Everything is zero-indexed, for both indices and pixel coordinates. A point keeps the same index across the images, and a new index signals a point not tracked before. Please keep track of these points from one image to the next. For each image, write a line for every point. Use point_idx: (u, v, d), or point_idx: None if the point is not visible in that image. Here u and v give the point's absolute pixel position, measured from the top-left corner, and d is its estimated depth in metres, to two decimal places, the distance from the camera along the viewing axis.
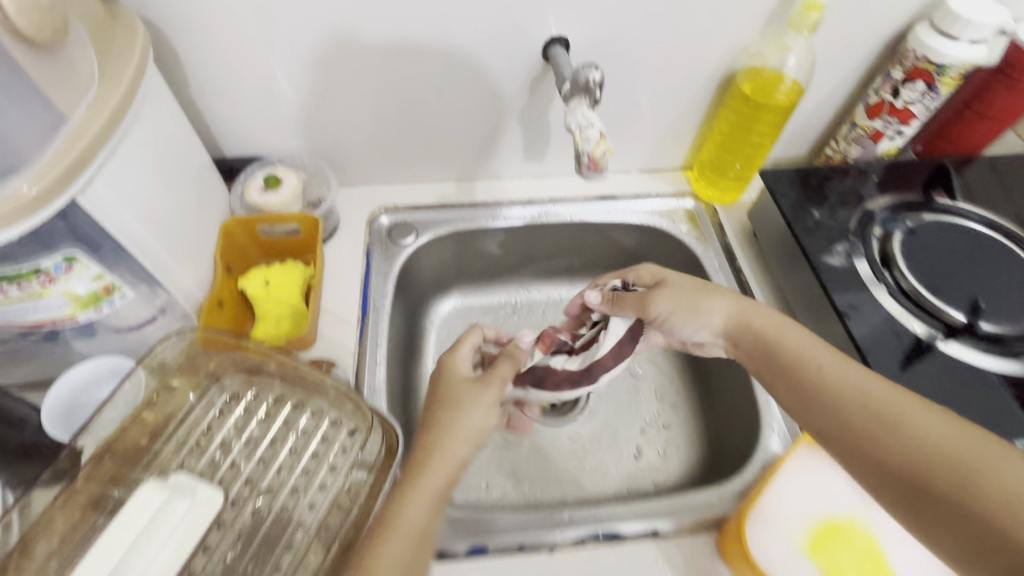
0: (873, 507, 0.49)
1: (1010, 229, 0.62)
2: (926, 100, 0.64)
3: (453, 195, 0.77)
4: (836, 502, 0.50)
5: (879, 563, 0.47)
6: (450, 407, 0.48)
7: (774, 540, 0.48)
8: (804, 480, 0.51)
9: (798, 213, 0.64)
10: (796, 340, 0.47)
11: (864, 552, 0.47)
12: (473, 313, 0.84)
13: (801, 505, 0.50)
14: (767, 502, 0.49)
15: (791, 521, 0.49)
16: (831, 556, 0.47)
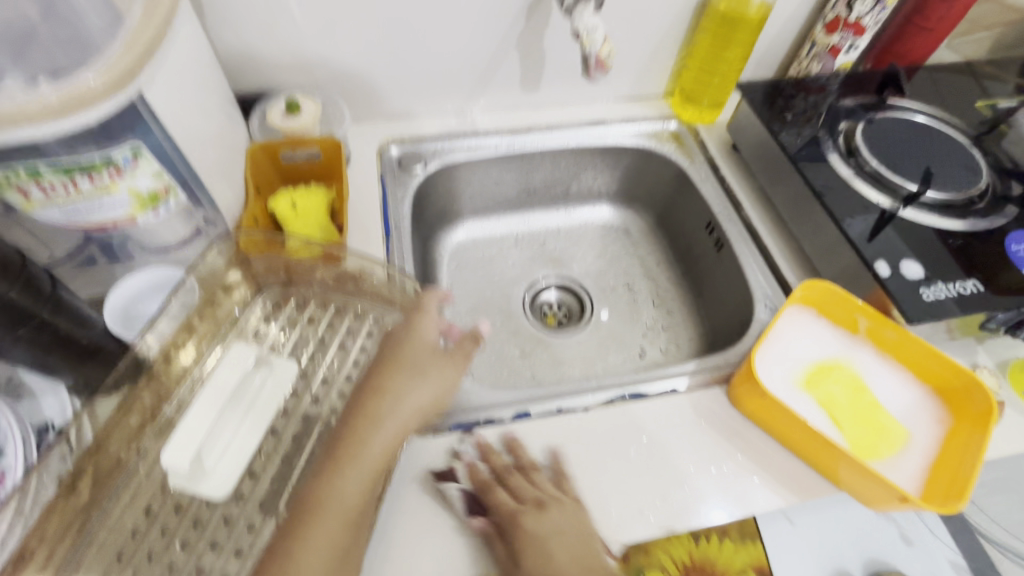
0: (853, 350, 0.57)
1: (951, 119, 0.72)
2: (875, 12, 0.73)
3: (455, 127, 0.82)
4: (825, 348, 0.57)
5: (861, 392, 0.55)
6: (405, 373, 0.49)
7: (774, 381, 0.55)
8: (798, 332, 0.58)
9: (773, 116, 0.72)
10: None
11: (848, 384, 0.55)
12: (479, 243, 0.90)
13: (797, 352, 0.57)
14: (766, 352, 0.57)
15: (787, 365, 0.56)
16: (823, 390, 0.55)
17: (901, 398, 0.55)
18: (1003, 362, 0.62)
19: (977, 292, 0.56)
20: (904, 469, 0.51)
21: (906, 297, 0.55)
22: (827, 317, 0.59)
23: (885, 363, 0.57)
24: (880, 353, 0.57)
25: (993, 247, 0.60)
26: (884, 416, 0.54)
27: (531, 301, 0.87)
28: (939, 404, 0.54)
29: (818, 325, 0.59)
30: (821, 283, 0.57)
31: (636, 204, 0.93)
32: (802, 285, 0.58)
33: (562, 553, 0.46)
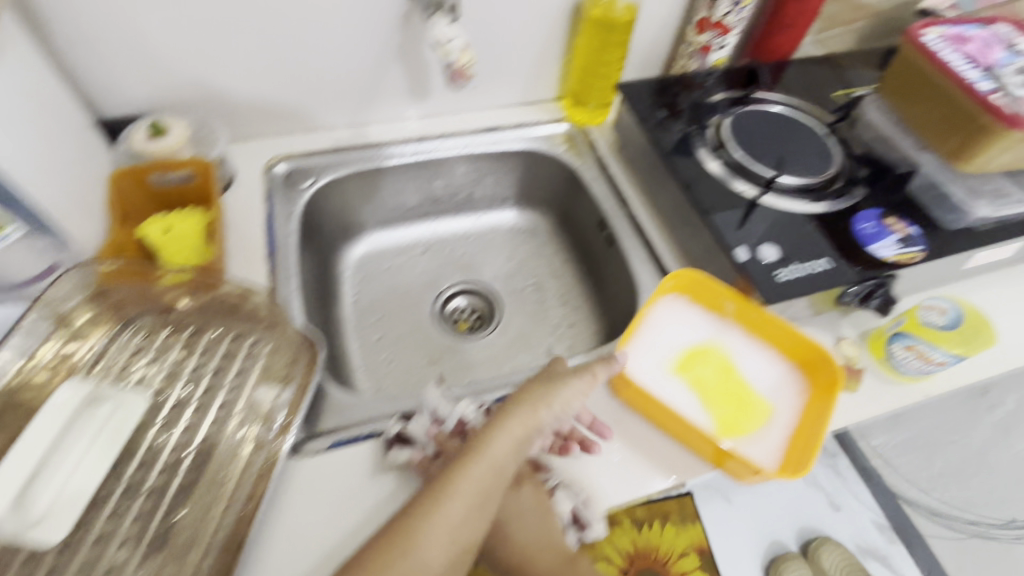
0: (726, 331, 0.60)
1: (811, 110, 0.77)
2: (736, 11, 0.77)
3: (346, 140, 0.81)
4: (699, 332, 0.60)
5: (730, 372, 0.58)
6: (550, 388, 0.51)
7: (646, 369, 0.58)
8: (672, 319, 0.61)
9: (648, 114, 0.75)
10: None
11: (719, 366, 0.58)
12: (385, 254, 0.89)
13: (671, 339, 0.60)
14: (639, 341, 0.59)
15: (660, 352, 0.59)
16: (694, 373, 0.58)
17: (770, 373, 0.58)
18: (864, 332, 0.67)
19: (827, 268, 0.61)
20: (766, 441, 0.54)
21: (761, 280, 0.59)
22: (696, 302, 0.62)
23: (754, 341, 0.60)
24: (750, 332, 0.60)
25: (842, 227, 0.64)
26: (750, 393, 0.57)
27: (440, 309, 0.87)
28: (803, 376, 0.58)
29: (692, 310, 0.61)
30: (685, 273, 0.61)
31: (539, 205, 0.94)
32: (672, 274, 0.61)
33: (521, 535, 0.51)
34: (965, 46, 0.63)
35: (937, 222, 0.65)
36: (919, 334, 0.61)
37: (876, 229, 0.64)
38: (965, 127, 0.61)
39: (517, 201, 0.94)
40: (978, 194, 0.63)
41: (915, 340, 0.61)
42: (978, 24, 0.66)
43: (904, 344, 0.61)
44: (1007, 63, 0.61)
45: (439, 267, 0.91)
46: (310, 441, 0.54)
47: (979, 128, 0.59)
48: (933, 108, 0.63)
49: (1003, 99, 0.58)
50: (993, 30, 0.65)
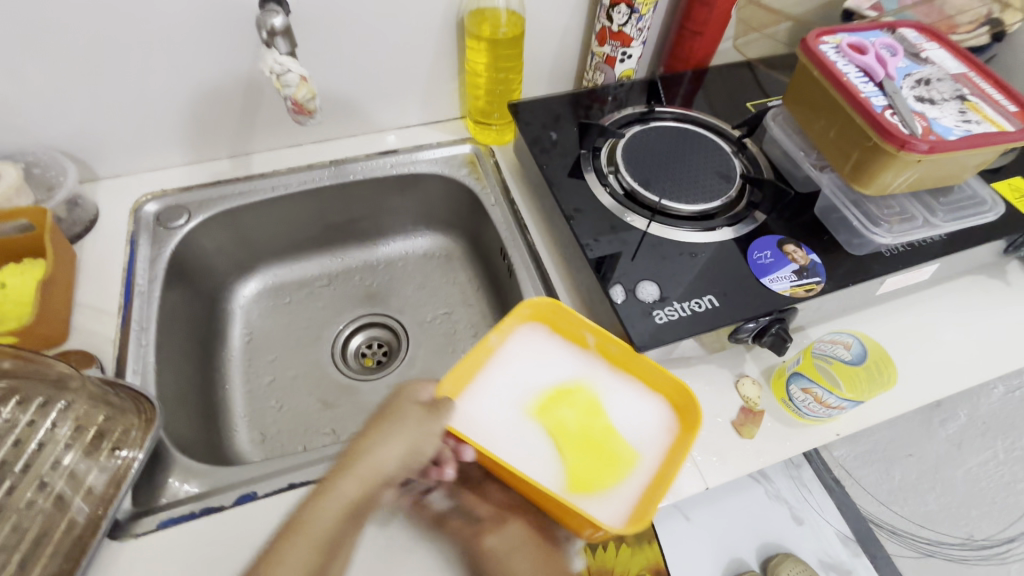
0: (592, 368, 0.54)
1: (716, 124, 0.72)
2: (634, 21, 0.71)
3: (228, 171, 0.77)
4: (560, 368, 0.54)
5: (591, 414, 0.51)
6: (397, 429, 0.46)
7: (494, 412, 0.51)
8: (532, 353, 0.55)
9: (538, 136, 0.70)
10: None
11: (579, 407, 0.52)
12: (284, 289, 0.84)
13: (528, 377, 0.53)
14: (490, 379, 0.53)
15: (514, 392, 0.52)
16: (548, 416, 0.51)
17: (637, 415, 0.52)
18: (768, 368, 0.62)
19: (711, 307, 0.55)
20: (619, 497, 0.47)
21: (634, 324, 0.54)
22: (552, 333, 0.56)
23: (623, 379, 0.54)
24: (618, 367, 0.54)
25: (736, 258, 0.59)
26: (610, 439, 0.50)
27: (341, 352, 0.82)
28: (673, 417, 0.51)
29: (555, 343, 0.55)
30: (533, 302, 0.55)
31: (451, 230, 0.89)
32: (530, 303, 0.55)
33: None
34: (861, 56, 0.57)
35: (842, 245, 0.60)
36: (817, 376, 0.57)
37: (773, 259, 0.59)
38: (860, 145, 0.55)
39: (427, 226, 0.89)
40: (880, 217, 0.59)
41: (812, 384, 0.56)
42: (880, 31, 0.61)
43: (801, 387, 0.57)
44: (906, 74, 0.56)
45: (343, 299, 0.86)
46: (137, 520, 0.50)
47: (874, 146, 0.54)
48: (830, 124, 0.58)
49: (895, 115, 0.52)
50: (896, 38, 0.60)
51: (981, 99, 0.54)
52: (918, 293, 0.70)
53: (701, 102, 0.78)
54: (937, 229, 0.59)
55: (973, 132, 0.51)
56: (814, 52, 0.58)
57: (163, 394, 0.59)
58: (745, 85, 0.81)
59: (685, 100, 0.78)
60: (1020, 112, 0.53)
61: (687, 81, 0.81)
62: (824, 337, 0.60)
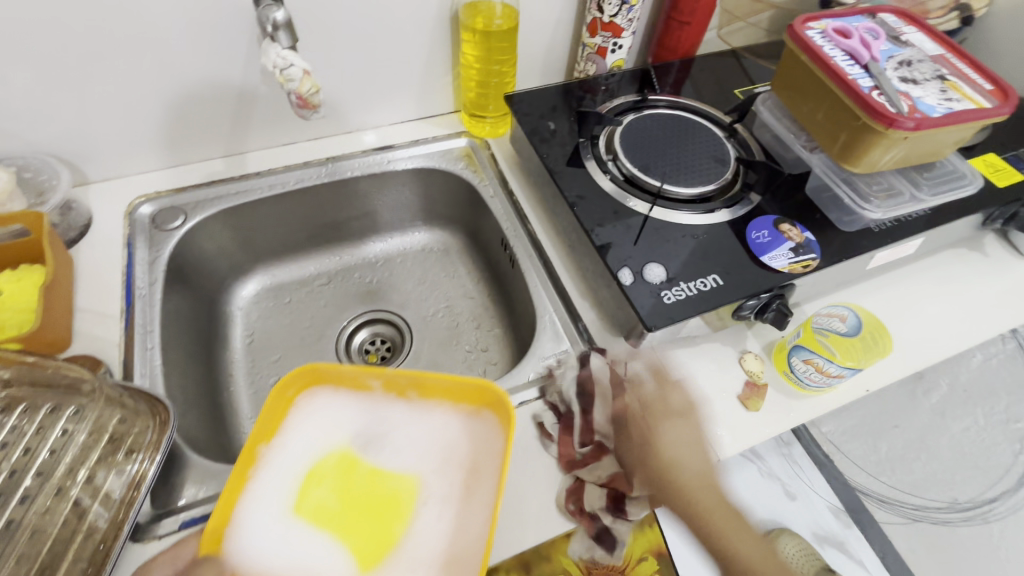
0: (369, 421, 0.51)
1: (708, 110, 0.74)
2: (625, 11, 0.73)
3: (222, 171, 0.76)
4: (333, 433, 0.50)
5: (376, 473, 0.48)
6: None
7: (263, 523, 0.45)
8: (303, 430, 0.50)
9: (536, 126, 0.71)
10: (674, 447, 0.53)
11: (358, 470, 0.48)
12: (284, 289, 0.84)
13: (297, 460, 0.48)
14: (253, 481, 0.47)
15: (283, 486, 0.47)
16: (324, 498, 0.47)
17: (426, 453, 0.49)
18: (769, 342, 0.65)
19: (716, 286, 0.57)
20: (422, 537, 0.45)
21: (643, 304, 0.55)
22: (314, 408, 0.51)
23: (411, 417, 0.51)
24: (399, 409, 0.51)
25: (736, 238, 0.61)
26: (400, 491, 0.47)
27: (344, 347, 0.82)
28: (470, 440, 0.49)
29: (327, 407, 0.51)
30: (279, 384, 0.49)
31: (448, 224, 0.90)
32: (291, 375, 0.50)
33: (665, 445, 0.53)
34: (846, 40, 0.60)
35: (833, 222, 0.63)
36: (818, 346, 0.59)
37: (771, 237, 0.61)
38: (849, 125, 0.58)
39: (425, 221, 0.90)
40: (869, 195, 0.61)
41: (813, 354, 0.59)
42: (861, 16, 0.64)
43: (803, 357, 0.60)
44: (889, 56, 0.59)
45: (343, 296, 0.86)
46: (158, 521, 0.49)
47: (863, 126, 0.56)
48: (819, 105, 0.61)
49: (883, 95, 0.55)
50: (877, 22, 0.63)
51: (959, 78, 0.57)
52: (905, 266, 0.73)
53: (691, 90, 0.80)
54: (921, 204, 0.62)
55: (954, 110, 0.54)
56: (803, 38, 0.60)
57: (173, 397, 0.59)
58: (732, 73, 0.83)
59: (676, 88, 0.80)
60: (995, 90, 0.56)
61: (676, 70, 0.83)
62: (822, 311, 0.63)
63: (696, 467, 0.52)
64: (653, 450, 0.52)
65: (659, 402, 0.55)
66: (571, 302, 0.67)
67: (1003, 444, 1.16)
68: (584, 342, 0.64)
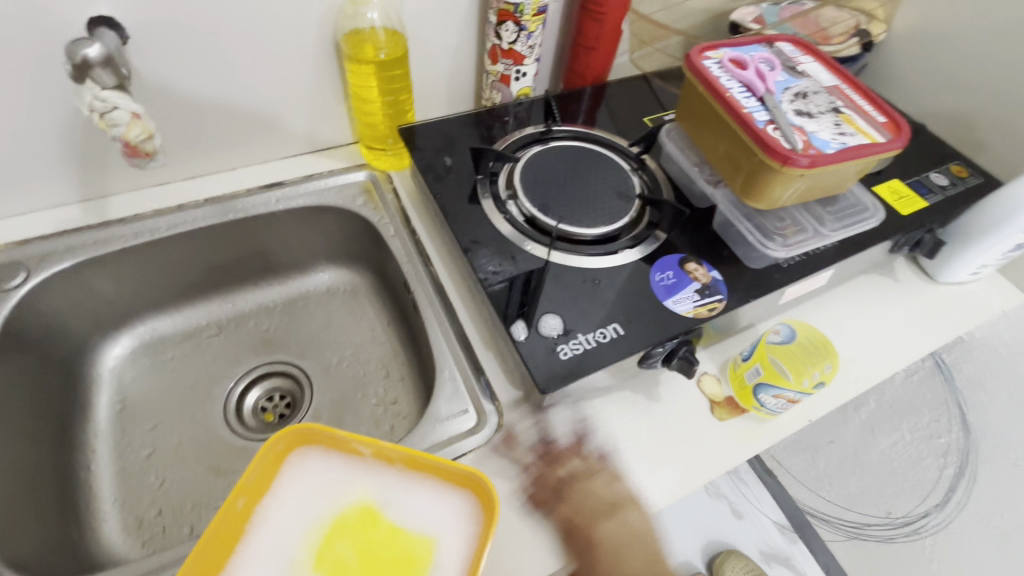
0: (377, 479, 0.45)
1: (615, 141, 0.70)
2: (523, 38, 0.69)
3: (78, 219, 0.67)
4: (338, 493, 0.45)
5: (390, 537, 0.43)
6: None
7: None
8: (301, 489, 0.45)
9: (432, 163, 0.66)
10: (687, 510, 0.54)
11: (370, 533, 0.43)
12: (166, 343, 0.75)
13: (295, 522, 0.43)
14: (248, 544, 0.42)
15: (282, 548, 0.42)
16: (335, 559, 0.42)
17: (442, 511, 0.44)
18: (723, 365, 0.63)
19: (615, 336, 0.53)
20: None
21: (537, 363, 0.50)
22: (321, 457, 0.46)
23: (418, 478, 0.46)
24: (406, 467, 0.46)
25: (638, 281, 0.57)
26: (417, 557, 0.42)
27: (234, 408, 0.73)
28: (480, 508, 0.44)
29: (325, 466, 0.46)
30: (273, 440, 0.44)
31: (355, 262, 0.83)
32: (279, 434, 0.44)
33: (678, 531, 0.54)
34: (741, 71, 0.57)
35: (740, 258, 0.60)
36: (781, 378, 0.57)
37: (674, 279, 0.58)
38: (747, 161, 0.55)
39: (329, 260, 0.83)
40: (773, 231, 0.59)
41: (782, 389, 0.56)
42: (758, 45, 0.62)
43: (773, 394, 0.57)
44: (785, 88, 0.57)
45: (236, 348, 0.77)
46: None
47: (759, 162, 0.53)
48: (718, 139, 0.58)
49: (777, 130, 0.52)
50: (774, 52, 0.61)
51: (853, 111, 0.56)
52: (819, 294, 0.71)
53: (601, 118, 0.77)
54: (826, 238, 0.60)
55: (848, 145, 0.52)
56: (698, 69, 0.57)
57: None
58: (644, 99, 0.81)
59: (588, 118, 0.77)
60: (889, 123, 0.55)
61: (586, 98, 0.80)
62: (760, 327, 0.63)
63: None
64: (671, 524, 0.53)
65: (672, 444, 0.56)
66: (473, 353, 0.61)
67: (928, 459, 1.10)
68: (485, 399, 0.58)
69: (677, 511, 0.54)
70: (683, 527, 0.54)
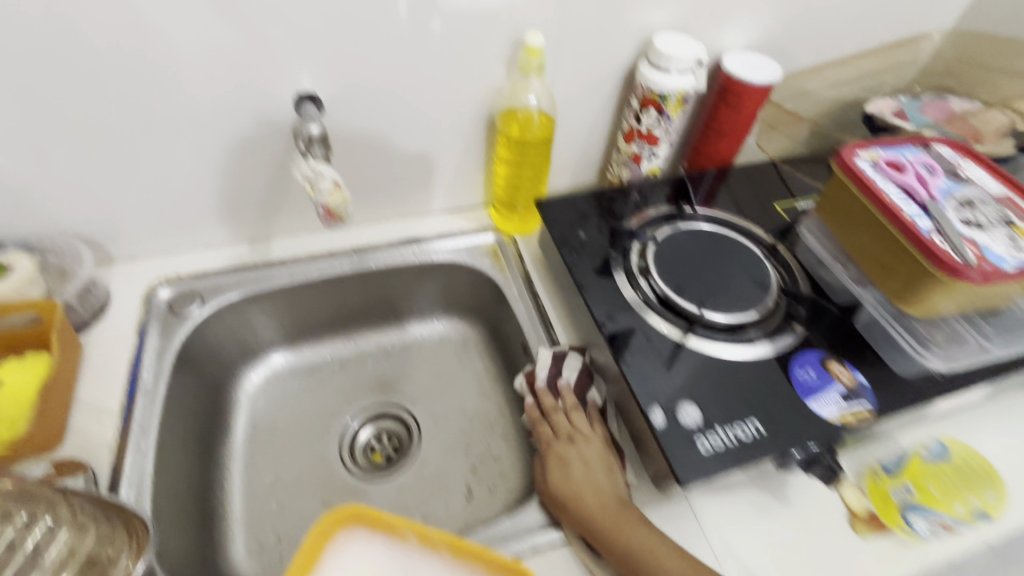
0: (423, 567, 0.42)
1: (747, 228, 0.71)
2: (663, 123, 0.72)
3: (246, 257, 0.75)
4: None
5: None
6: None
7: None
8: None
9: (566, 234, 0.69)
10: (577, 477, 0.55)
11: None
12: (295, 375, 0.81)
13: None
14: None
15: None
16: None
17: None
18: (860, 472, 0.58)
19: (756, 435, 0.52)
20: None
21: (677, 453, 0.50)
22: (360, 539, 0.42)
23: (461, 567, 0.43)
24: (452, 552, 0.43)
25: (778, 377, 0.56)
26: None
27: (348, 446, 0.77)
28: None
29: (370, 551, 0.42)
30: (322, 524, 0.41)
31: (469, 316, 0.87)
32: (324, 517, 0.41)
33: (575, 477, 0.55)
34: (901, 174, 0.57)
35: (888, 363, 0.57)
36: (935, 501, 0.55)
37: (818, 378, 0.56)
38: (905, 267, 0.53)
39: (445, 311, 0.87)
40: (928, 341, 0.56)
41: (938, 514, 0.54)
42: (914, 147, 0.61)
43: (928, 517, 0.54)
44: (949, 195, 0.55)
45: (354, 387, 0.82)
46: None
47: (922, 271, 0.52)
48: (871, 240, 0.57)
49: (945, 240, 0.51)
50: (932, 155, 0.60)
51: None
52: (985, 406, 0.63)
53: (728, 201, 0.78)
54: (988, 352, 0.56)
55: None
56: (854, 169, 0.57)
57: (158, 510, 0.55)
58: (770, 184, 0.81)
59: (708, 196, 0.78)
60: None
61: (711, 179, 0.81)
62: (903, 437, 0.60)
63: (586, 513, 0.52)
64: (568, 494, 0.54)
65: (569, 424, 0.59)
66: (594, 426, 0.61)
67: None
68: None
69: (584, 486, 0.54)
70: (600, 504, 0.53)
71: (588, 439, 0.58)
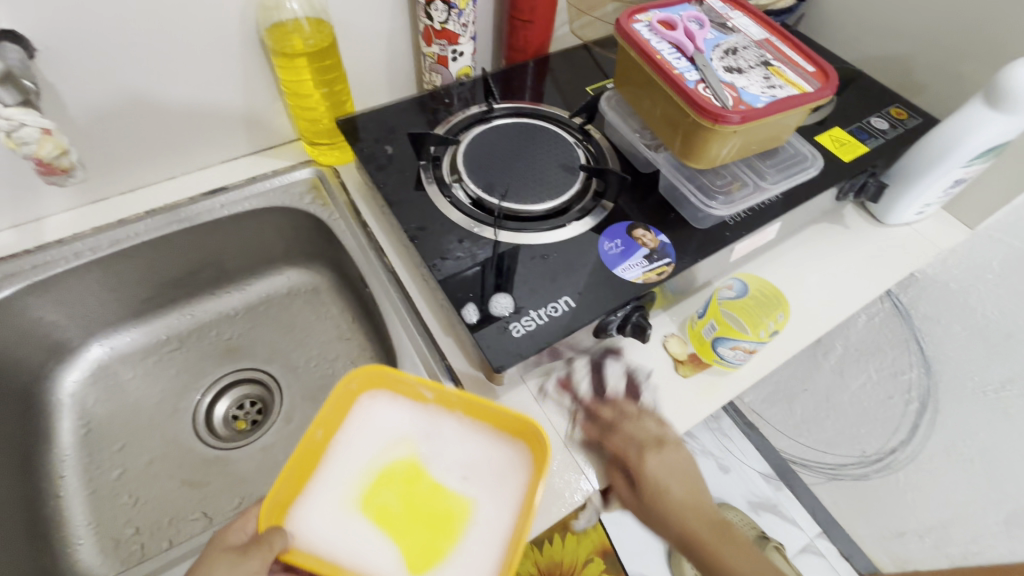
0: (439, 422, 0.49)
1: (556, 114, 0.70)
2: (454, 17, 0.67)
3: (16, 244, 0.65)
4: (399, 429, 0.48)
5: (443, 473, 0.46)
6: None
7: (334, 500, 0.45)
8: (369, 424, 0.48)
9: (372, 152, 0.65)
10: (666, 465, 0.53)
11: (425, 467, 0.47)
12: (127, 360, 0.74)
13: (354, 460, 0.47)
14: (321, 474, 0.46)
15: (340, 480, 0.46)
16: (399, 483, 0.46)
17: (490, 458, 0.47)
18: (683, 325, 0.64)
19: (568, 309, 0.54)
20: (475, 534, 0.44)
21: (490, 343, 0.51)
22: (391, 391, 0.50)
23: (469, 425, 0.49)
24: (462, 417, 0.49)
25: (587, 252, 0.58)
26: (467, 490, 0.46)
27: (202, 422, 0.72)
28: (525, 459, 0.47)
29: (391, 407, 0.50)
30: (366, 369, 0.48)
31: (312, 261, 0.82)
32: (357, 374, 0.48)
33: (671, 490, 0.53)
34: (671, 32, 0.57)
35: (687, 220, 0.60)
36: (735, 331, 0.59)
37: (623, 246, 0.58)
38: (683, 123, 0.55)
39: (287, 261, 0.82)
40: (715, 191, 0.60)
41: (738, 340, 0.58)
42: (688, 4, 0.62)
43: (730, 346, 0.58)
44: (714, 45, 0.57)
45: (199, 360, 0.76)
46: None
47: (694, 124, 0.53)
48: (654, 103, 0.58)
49: (708, 88, 0.52)
50: (703, 9, 0.61)
51: (783, 63, 0.56)
52: (767, 248, 0.73)
53: (547, 91, 0.76)
54: (766, 193, 0.61)
55: (777, 97, 0.53)
56: (629, 33, 0.57)
57: None
58: (587, 68, 0.80)
59: (535, 92, 0.75)
60: (817, 71, 0.55)
61: (530, 72, 0.78)
62: (721, 283, 0.66)
63: (683, 504, 0.52)
64: (661, 492, 0.52)
65: (636, 428, 0.56)
66: (432, 339, 0.61)
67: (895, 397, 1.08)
68: (448, 382, 0.57)
69: (674, 475, 0.53)
70: (684, 492, 0.53)
71: (673, 442, 0.55)
